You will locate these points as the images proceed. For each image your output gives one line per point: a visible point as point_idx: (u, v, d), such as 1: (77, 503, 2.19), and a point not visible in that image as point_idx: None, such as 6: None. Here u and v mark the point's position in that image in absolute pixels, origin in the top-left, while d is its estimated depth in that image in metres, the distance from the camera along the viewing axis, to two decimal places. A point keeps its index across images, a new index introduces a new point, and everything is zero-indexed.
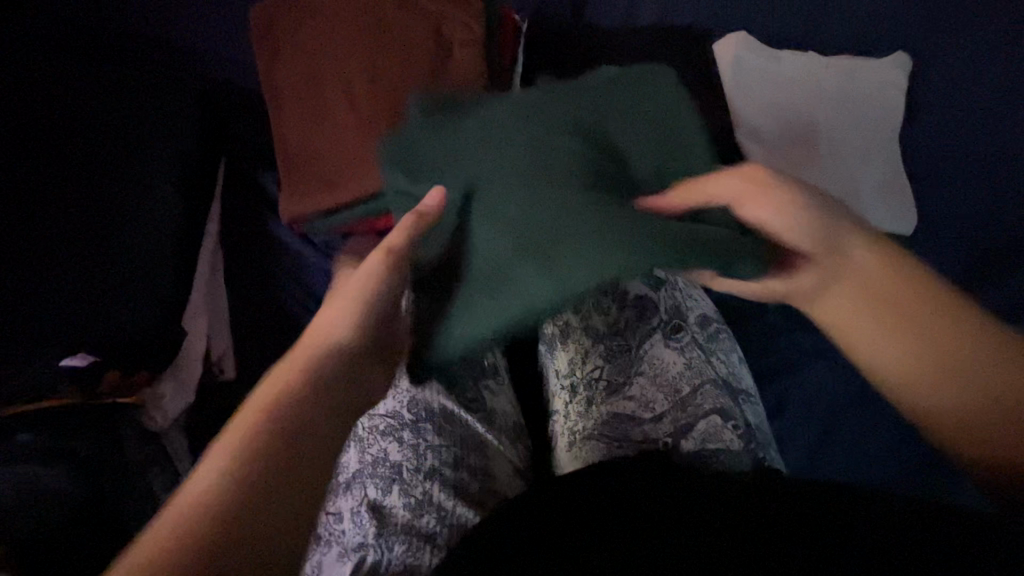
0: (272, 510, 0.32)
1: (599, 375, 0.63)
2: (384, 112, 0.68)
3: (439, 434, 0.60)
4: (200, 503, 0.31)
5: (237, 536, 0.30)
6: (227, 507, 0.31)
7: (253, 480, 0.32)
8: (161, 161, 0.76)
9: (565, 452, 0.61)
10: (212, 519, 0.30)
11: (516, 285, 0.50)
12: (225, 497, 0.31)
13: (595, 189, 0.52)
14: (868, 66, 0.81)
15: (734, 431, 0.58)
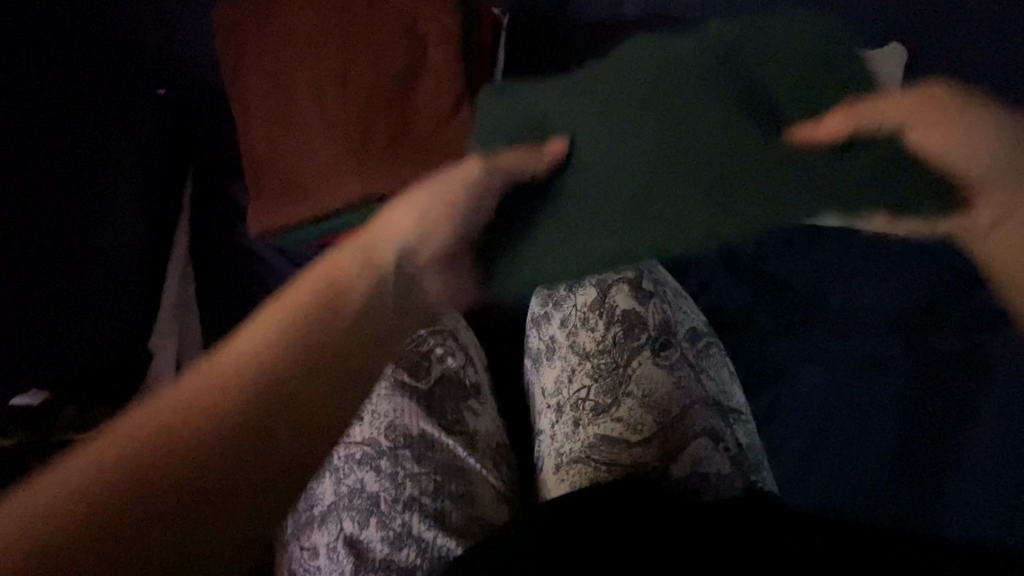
0: (223, 445, 0.37)
1: (586, 396, 0.60)
2: (356, 118, 0.64)
3: (418, 461, 0.58)
4: (240, 371, 0.40)
5: (226, 429, 0.38)
6: (260, 372, 0.40)
7: (252, 380, 0.40)
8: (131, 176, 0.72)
9: (551, 475, 0.59)
10: (246, 389, 0.39)
11: (677, 227, 0.51)
12: (257, 367, 0.41)
13: (754, 114, 0.51)
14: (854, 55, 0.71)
15: (724, 453, 0.56)
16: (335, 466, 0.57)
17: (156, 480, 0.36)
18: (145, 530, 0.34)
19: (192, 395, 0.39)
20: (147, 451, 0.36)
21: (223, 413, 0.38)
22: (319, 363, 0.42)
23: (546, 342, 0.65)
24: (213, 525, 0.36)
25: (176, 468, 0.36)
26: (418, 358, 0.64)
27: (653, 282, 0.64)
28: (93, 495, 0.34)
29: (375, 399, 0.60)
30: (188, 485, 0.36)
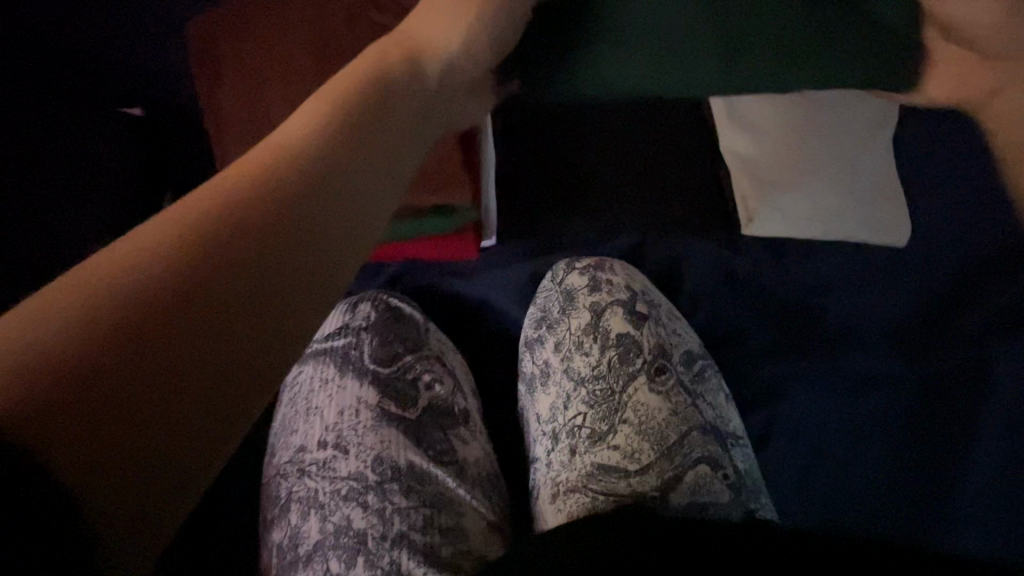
0: (298, 232, 0.28)
1: (582, 423, 0.59)
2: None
3: (407, 495, 0.56)
4: (197, 217, 0.26)
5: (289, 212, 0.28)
6: (252, 183, 0.28)
7: (267, 211, 0.27)
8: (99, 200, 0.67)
9: (547, 504, 0.58)
10: (224, 235, 0.26)
11: (695, 47, 0.43)
12: (294, 161, 0.29)
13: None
14: None
15: (723, 481, 0.54)
16: (321, 502, 0.55)
17: (71, 380, 0.22)
18: (70, 425, 0.21)
19: (224, 214, 0.27)
20: (112, 270, 0.24)
21: (174, 263, 0.25)
22: (309, 221, 0.28)
23: (540, 367, 0.63)
24: (150, 427, 0.23)
25: (167, 261, 0.25)
26: (405, 386, 0.62)
27: (646, 304, 0.63)
28: (113, 294, 0.24)
29: (361, 432, 0.58)
30: (229, 301, 0.25)
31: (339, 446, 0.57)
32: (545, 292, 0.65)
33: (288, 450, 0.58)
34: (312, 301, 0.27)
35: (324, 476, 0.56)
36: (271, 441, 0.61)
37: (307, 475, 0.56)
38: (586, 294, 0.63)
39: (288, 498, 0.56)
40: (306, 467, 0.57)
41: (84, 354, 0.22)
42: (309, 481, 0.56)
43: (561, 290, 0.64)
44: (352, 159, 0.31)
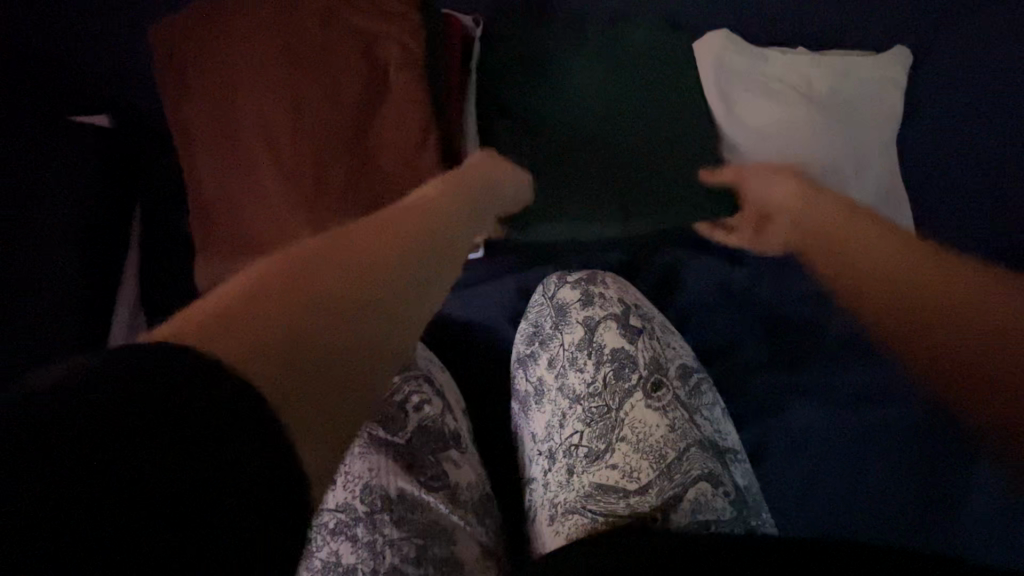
0: (411, 262, 0.39)
1: (579, 441, 0.57)
2: (311, 156, 0.59)
3: (398, 525, 0.53)
4: (336, 241, 0.38)
5: (405, 248, 0.39)
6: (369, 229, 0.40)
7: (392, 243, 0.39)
8: (56, 207, 0.62)
9: (545, 527, 0.56)
10: (358, 249, 0.37)
11: None
12: (397, 226, 0.41)
13: None
14: (862, 65, 0.75)
15: (725, 498, 0.53)
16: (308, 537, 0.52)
17: (278, 309, 0.30)
18: (281, 331, 0.29)
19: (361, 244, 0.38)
20: (289, 261, 0.34)
21: (331, 258, 0.35)
22: (411, 251, 0.40)
23: (534, 385, 0.61)
24: (328, 349, 0.30)
25: (328, 266, 0.35)
26: (393, 409, 0.60)
27: (640, 319, 0.61)
28: (292, 273, 0.33)
29: (349, 459, 0.56)
30: (371, 292, 0.35)
31: None
32: (537, 307, 0.64)
33: None
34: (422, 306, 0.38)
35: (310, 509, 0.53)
36: None
37: None
38: (579, 309, 0.62)
39: None
40: None
41: (276, 303, 0.30)
42: None
43: (553, 306, 0.63)
44: (429, 221, 0.44)
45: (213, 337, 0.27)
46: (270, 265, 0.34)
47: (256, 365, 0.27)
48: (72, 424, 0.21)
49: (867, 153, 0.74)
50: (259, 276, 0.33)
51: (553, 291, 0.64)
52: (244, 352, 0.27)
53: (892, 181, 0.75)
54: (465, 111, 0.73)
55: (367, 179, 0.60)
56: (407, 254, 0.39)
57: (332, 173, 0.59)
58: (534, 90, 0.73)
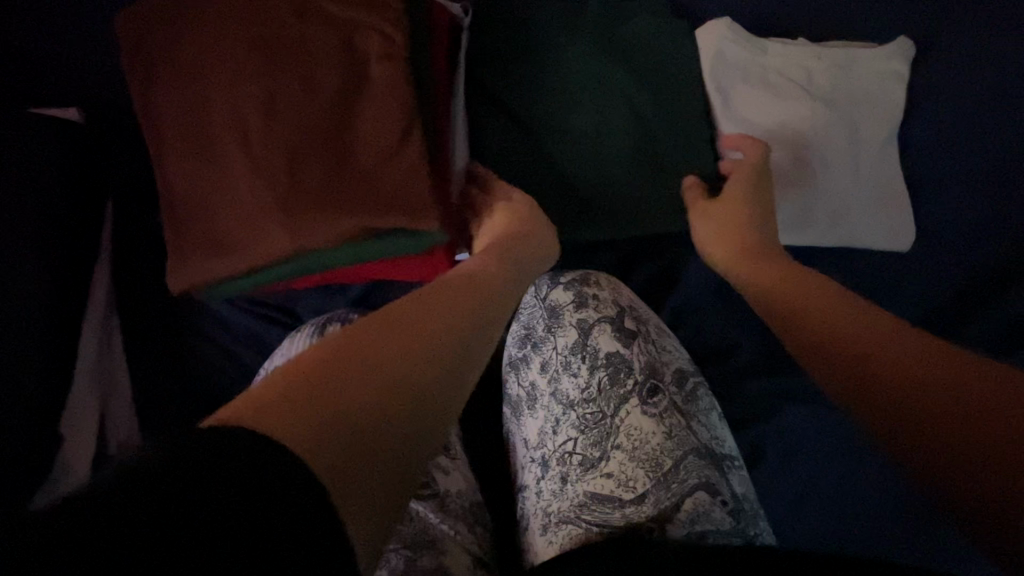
0: (450, 347, 0.41)
1: (573, 449, 0.55)
2: (290, 154, 0.56)
3: (385, 536, 0.52)
4: (377, 320, 0.39)
5: (449, 333, 0.41)
6: (404, 305, 0.42)
7: (437, 326, 0.41)
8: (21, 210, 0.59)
9: (537, 536, 0.54)
10: (401, 330, 0.39)
11: None
12: (439, 305, 0.43)
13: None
14: (863, 56, 0.72)
15: (722, 508, 0.51)
16: None
17: (338, 400, 0.32)
18: (342, 430, 0.31)
19: (409, 322, 0.40)
20: (335, 343, 0.36)
21: (386, 344, 0.37)
22: (444, 331, 0.41)
23: (527, 389, 0.60)
24: (374, 437, 0.33)
25: (385, 353, 0.37)
26: None
27: (635, 322, 0.60)
28: (351, 357, 0.35)
29: None
30: (421, 384, 0.37)
31: None
32: (529, 308, 0.62)
33: None
34: (453, 390, 0.39)
35: None
36: None
37: None
38: (572, 312, 0.60)
39: None
40: None
41: (342, 395, 0.33)
42: None
43: (546, 308, 0.61)
44: (460, 295, 0.46)
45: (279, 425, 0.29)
46: (317, 348, 0.36)
47: (321, 458, 0.29)
48: (110, 496, 0.24)
49: (865, 153, 0.73)
50: (324, 358, 0.35)
51: (545, 292, 0.62)
52: (311, 444, 0.29)
53: (893, 181, 0.74)
54: (455, 96, 0.69)
55: (349, 174, 0.57)
56: (449, 340, 0.41)
57: (311, 171, 0.56)
58: (524, 83, 0.71)
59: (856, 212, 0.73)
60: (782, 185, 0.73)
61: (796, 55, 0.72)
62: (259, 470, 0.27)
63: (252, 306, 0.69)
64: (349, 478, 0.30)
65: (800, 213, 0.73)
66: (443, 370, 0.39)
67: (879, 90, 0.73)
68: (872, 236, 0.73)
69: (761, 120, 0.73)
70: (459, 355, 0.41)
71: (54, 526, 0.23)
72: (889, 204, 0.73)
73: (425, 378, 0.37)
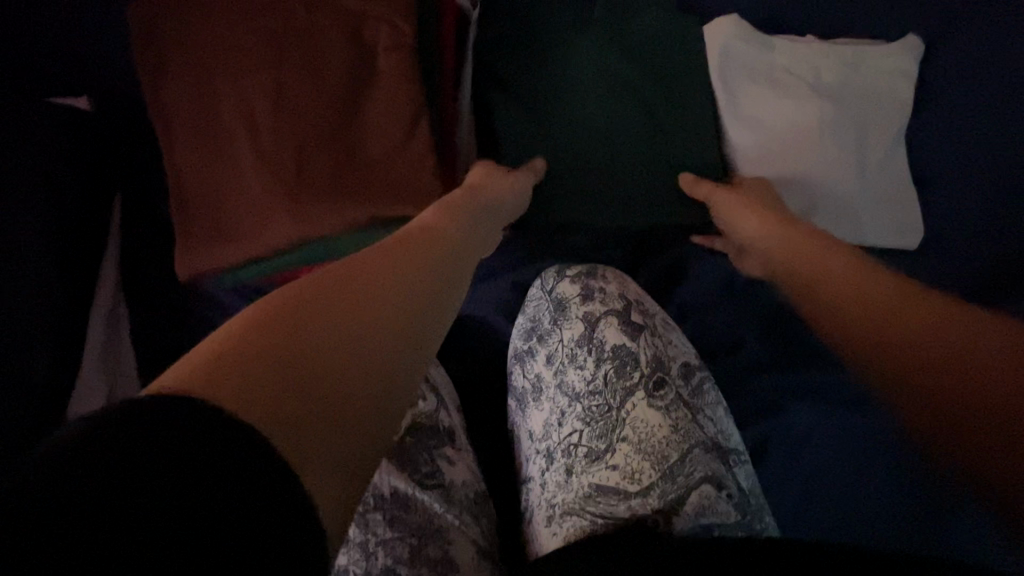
0: (408, 292, 0.37)
1: (578, 441, 0.55)
2: (301, 144, 0.56)
3: (391, 525, 0.52)
4: (341, 274, 0.36)
5: (404, 279, 0.38)
6: (371, 258, 0.39)
7: (390, 273, 0.38)
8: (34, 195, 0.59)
9: (542, 527, 0.54)
10: (370, 284, 0.36)
11: None
12: (393, 254, 0.40)
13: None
14: (872, 55, 0.73)
15: (728, 501, 0.52)
16: None
17: (277, 359, 0.29)
18: (286, 389, 0.28)
19: (357, 273, 0.36)
20: (295, 298, 0.33)
21: (331, 298, 0.34)
22: (409, 279, 0.38)
23: (532, 381, 0.60)
24: (349, 400, 0.30)
25: (330, 305, 0.33)
26: None
27: (641, 315, 0.60)
28: (291, 314, 0.32)
29: None
30: (374, 334, 0.33)
31: None
32: (535, 301, 0.62)
33: None
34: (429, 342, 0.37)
35: None
36: None
37: None
38: (578, 304, 0.60)
39: None
40: None
41: (281, 352, 0.29)
42: None
43: (552, 300, 0.61)
44: (436, 250, 0.43)
45: (239, 394, 0.27)
46: (274, 303, 0.32)
47: (264, 421, 0.26)
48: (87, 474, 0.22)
49: (874, 151, 0.73)
50: (262, 318, 0.31)
51: (551, 285, 0.62)
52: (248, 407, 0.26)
53: (901, 180, 0.74)
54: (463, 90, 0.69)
55: (358, 166, 0.57)
56: (405, 285, 0.37)
57: (322, 161, 0.57)
58: (533, 77, 0.71)
59: (865, 209, 0.73)
60: (789, 181, 0.72)
61: (805, 52, 0.73)
62: (250, 467, 0.25)
63: (258, 296, 0.69)
64: (324, 452, 0.28)
65: (807, 208, 0.72)
66: (400, 316, 0.35)
67: (886, 89, 0.73)
68: (879, 235, 0.73)
69: (768, 116, 0.73)
70: (421, 299, 0.37)
71: (18, 506, 0.20)
72: (896, 202, 0.73)
73: (378, 328, 0.34)
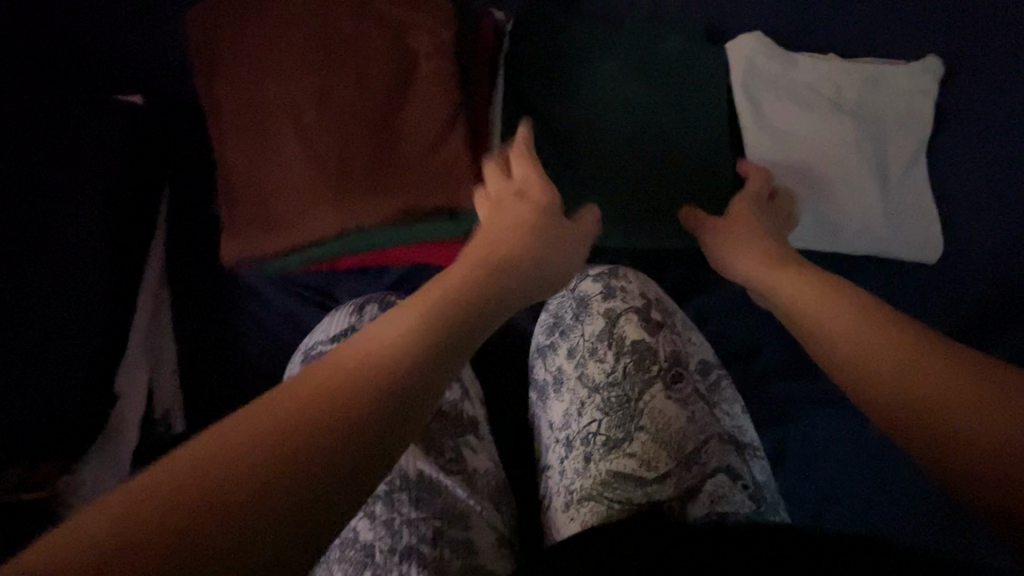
0: (391, 410, 0.29)
1: (597, 430, 0.57)
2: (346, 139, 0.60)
3: (416, 505, 0.54)
4: (310, 390, 0.29)
5: (382, 397, 0.29)
6: (348, 365, 0.30)
7: (361, 397, 0.29)
8: (87, 186, 0.62)
9: (561, 513, 0.56)
10: (339, 406, 0.28)
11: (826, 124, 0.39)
12: (379, 356, 0.31)
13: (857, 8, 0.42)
14: (886, 74, 0.76)
15: (743, 491, 0.53)
16: None
17: (192, 545, 0.23)
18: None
19: (326, 393, 0.29)
20: (252, 429, 0.27)
21: (278, 443, 0.26)
22: (394, 392, 0.30)
23: (554, 374, 0.62)
24: None
25: (282, 452, 0.26)
26: None
27: (662, 312, 0.62)
28: (224, 467, 0.25)
29: None
30: (329, 486, 0.26)
31: None
32: (559, 298, 0.64)
33: None
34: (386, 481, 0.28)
35: None
36: None
37: None
38: (601, 301, 0.62)
39: None
40: None
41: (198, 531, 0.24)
42: None
43: (575, 297, 0.64)
44: (449, 332, 0.35)
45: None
46: (230, 435, 0.27)
47: None
48: None
49: (890, 165, 0.75)
50: (192, 468, 0.25)
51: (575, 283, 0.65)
52: None
53: (918, 193, 0.76)
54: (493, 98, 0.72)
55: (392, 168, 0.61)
56: (388, 404, 0.29)
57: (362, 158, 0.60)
58: (563, 87, 0.75)
59: (880, 222, 0.75)
60: (807, 191, 0.75)
61: (821, 71, 0.76)
62: None
63: (295, 289, 0.72)
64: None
65: (825, 218, 0.75)
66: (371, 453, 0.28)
67: (903, 107, 0.76)
68: (896, 247, 0.75)
69: (785, 130, 0.76)
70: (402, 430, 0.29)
71: None
72: (911, 216, 0.75)
73: (338, 474, 0.27)
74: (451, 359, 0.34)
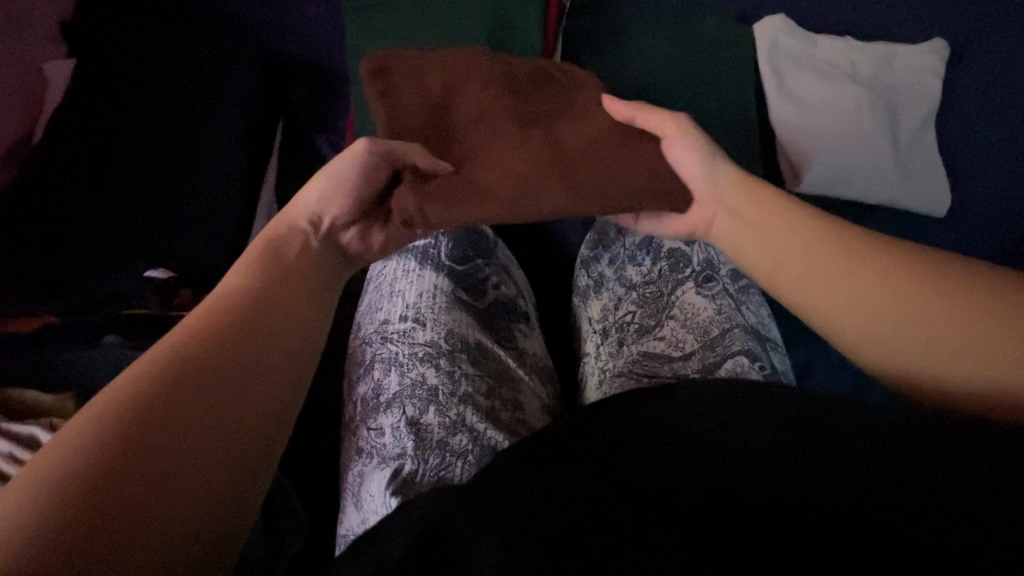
0: (278, 324, 0.44)
1: (631, 319, 0.66)
2: (469, 117, 0.57)
3: (472, 363, 0.64)
4: (114, 429, 0.35)
5: (259, 318, 0.44)
6: (171, 376, 0.38)
7: (237, 318, 0.43)
8: (224, 126, 0.84)
9: (593, 389, 0.64)
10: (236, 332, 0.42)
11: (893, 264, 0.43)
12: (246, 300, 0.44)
13: None
14: (903, 52, 0.88)
15: (760, 370, 0.59)
16: (401, 361, 0.63)
17: (171, 417, 0.36)
18: (184, 452, 0.36)
19: (204, 330, 0.41)
20: (129, 424, 0.35)
21: (202, 364, 0.39)
22: (279, 310, 0.45)
23: (594, 279, 0.71)
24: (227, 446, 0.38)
25: (209, 362, 0.40)
26: (475, 283, 0.72)
27: None
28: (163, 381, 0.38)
29: (437, 310, 0.67)
30: (242, 377, 0.41)
31: (418, 319, 0.66)
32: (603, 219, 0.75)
33: (374, 323, 0.67)
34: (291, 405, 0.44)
35: (404, 341, 0.64)
36: (359, 318, 0.70)
37: (390, 340, 0.65)
38: None
39: (372, 358, 0.65)
40: (389, 334, 0.65)
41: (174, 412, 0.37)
42: (392, 345, 0.64)
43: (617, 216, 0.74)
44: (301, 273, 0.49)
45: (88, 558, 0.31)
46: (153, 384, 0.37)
47: (164, 487, 0.35)
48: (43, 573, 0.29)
49: (908, 128, 0.85)
50: (139, 389, 0.37)
51: None
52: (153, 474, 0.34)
53: (932, 154, 0.85)
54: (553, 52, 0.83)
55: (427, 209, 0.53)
56: (265, 315, 0.44)
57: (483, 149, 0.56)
58: (609, 50, 0.86)
59: (890, 177, 0.83)
60: (840, 144, 0.83)
61: (844, 48, 0.88)
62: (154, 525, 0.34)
63: None
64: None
65: (856, 168, 0.82)
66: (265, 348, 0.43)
67: (912, 82, 0.87)
68: (916, 201, 0.83)
69: (811, 96, 0.86)
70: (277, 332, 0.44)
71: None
72: (920, 173, 0.84)
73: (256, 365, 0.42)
74: (305, 291, 0.49)
